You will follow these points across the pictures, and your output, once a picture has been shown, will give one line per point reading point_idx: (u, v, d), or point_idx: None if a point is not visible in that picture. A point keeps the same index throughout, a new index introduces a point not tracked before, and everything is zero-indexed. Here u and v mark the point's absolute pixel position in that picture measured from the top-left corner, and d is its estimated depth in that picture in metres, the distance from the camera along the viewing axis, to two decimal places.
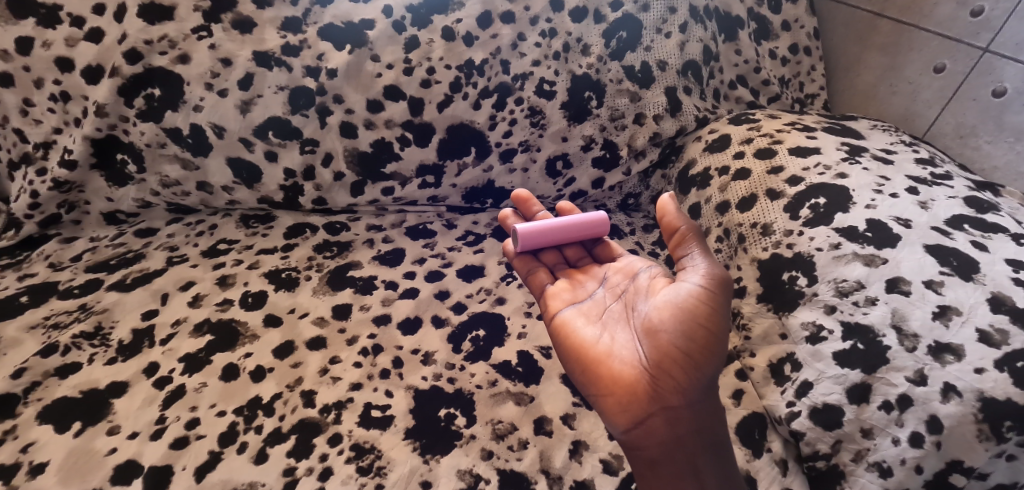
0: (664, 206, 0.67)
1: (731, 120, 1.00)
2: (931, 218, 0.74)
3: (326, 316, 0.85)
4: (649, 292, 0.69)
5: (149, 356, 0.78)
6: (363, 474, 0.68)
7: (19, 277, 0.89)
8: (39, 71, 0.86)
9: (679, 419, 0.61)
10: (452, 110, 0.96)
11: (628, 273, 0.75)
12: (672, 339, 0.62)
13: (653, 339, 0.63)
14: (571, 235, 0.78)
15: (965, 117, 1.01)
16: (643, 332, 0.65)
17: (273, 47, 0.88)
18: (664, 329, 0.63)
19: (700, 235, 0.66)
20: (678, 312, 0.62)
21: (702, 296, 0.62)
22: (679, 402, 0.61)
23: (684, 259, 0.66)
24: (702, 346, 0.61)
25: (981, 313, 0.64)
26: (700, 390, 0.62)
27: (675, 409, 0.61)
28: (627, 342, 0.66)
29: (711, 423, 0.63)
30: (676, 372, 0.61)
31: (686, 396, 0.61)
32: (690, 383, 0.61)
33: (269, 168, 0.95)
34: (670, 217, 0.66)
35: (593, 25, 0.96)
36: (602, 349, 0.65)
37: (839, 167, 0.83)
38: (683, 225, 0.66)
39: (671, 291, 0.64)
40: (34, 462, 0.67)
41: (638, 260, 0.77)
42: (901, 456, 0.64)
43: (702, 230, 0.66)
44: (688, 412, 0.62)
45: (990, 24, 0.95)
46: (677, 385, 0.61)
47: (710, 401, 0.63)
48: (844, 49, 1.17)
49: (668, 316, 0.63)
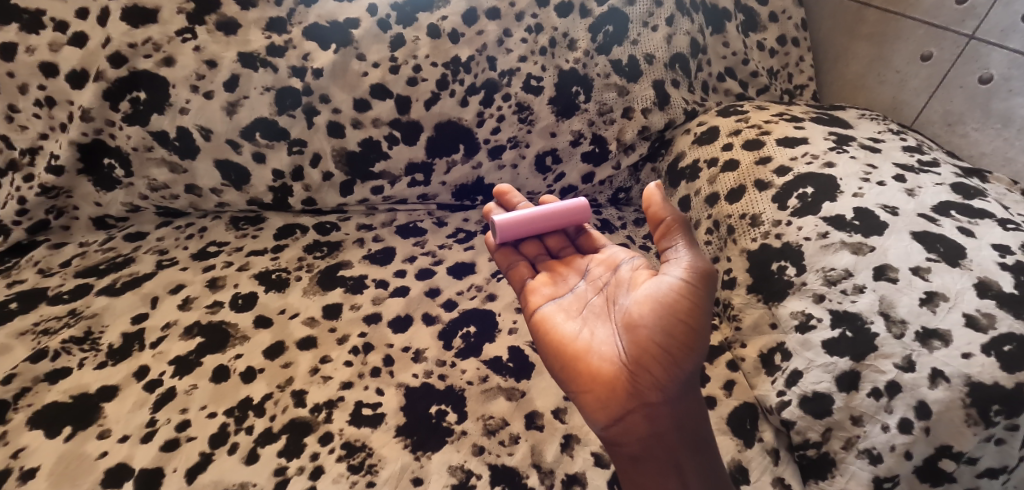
0: (650, 196, 0.66)
1: (719, 112, 1.00)
2: (918, 205, 0.74)
3: (316, 316, 0.84)
4: (632, 286, 0.69)
5: (139, 360, 0.78)
6: (354, 472, 0.68)
7: (9, 283, 0.88)
8: (23, 77, 0.86)
9: (660, 415, 0.61)
10: (440, 108, 0.95)
11: (610, 265, 0.75)
12: (652, 335, 0.62)
13: (633, 334, 0.63)
14: (552, 223, 0.78)
15: (953, 104, 1.01)
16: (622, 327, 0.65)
17: (258, 48, 0.88)
18: (644, 324, 0.62)
19: (686, 226, 0.66)
20: (659, 307, 0.62)
21: (684, 290, 0.62)
22: (659, 398, 0.61)
23: (669, 251, 0.65)
24: (682, 341, 0.61)
25: (967, 298, 0.64)
26: (681, 386, 0.62)
27: (655, 405, 0.61)
28: (607, 337, 0.66)
29: (693, 419, 0.63)
30: (656, 368, 0.61)
31: (667, 392, 0.61)
32: (670, 379, 0.61)
33: (257, 170, 0.95)
34: (656, 208, 0.66)
35: (579, 20, 0.96)
36: (581, 344, 0.65)
37: (826, 156, 0.83)
38: (669, 216, 0.65)
39: (653, 285, 0.64)
40: (25, 467, 0.67)
41: (620, 252, 0.76)
42: (891, 442, 0.64)
43: (687, 221, 0.66)
44: (670, 408, 0.61)
45: (975, 10, 0.95)
46: (657, 381, 0.61)
47: (691, 396, 0.63)
48: (833, 40, 1.17)
49: (648, 310, 0.63)
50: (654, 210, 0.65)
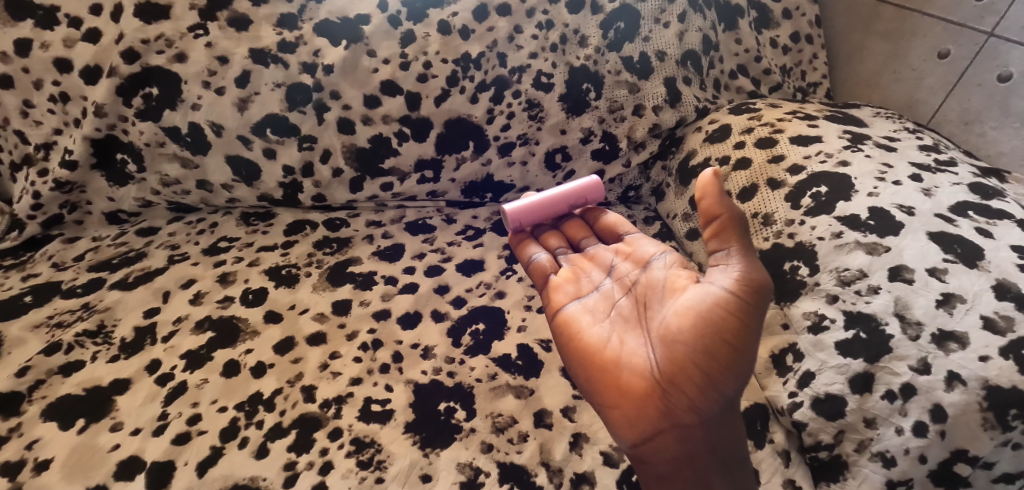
0: (704, 189, 0.60)
1: (731, 109, 0.99)
2: (935, 204, 0.73)
3: (326, 312, 0.85)
4: (669, 292, 0.65)
5: (151, 354, 0.79)
6: (363, 468, 0.68)
7: (23, 277, 0.89)
8: (38, 72, 0.86)
9: (692, 436, 0.60)
10: (450, 104, 0.95)
11: (638, 262, 0.73)
12: (689, 353, 0.58)
13: (667, 348, 0.60)
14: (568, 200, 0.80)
15: (970, 103, 0.99)
16: (656, 339, 0.62)
17: (269, 45, 0.88)
18: (682, 341, 0.59)
19: (742, 224, 0.60)
20: (700, 322, 0.58)
21: (730, 306, 0.57)
22: (692, 420, 0.59)
23: (718, 253, 0.61)
24: (723, 363, 0.58)
25: (986, 300, 0.63)
26: (716, 406, 0.59)
27: (687, 426, 0.59)
28: (638, 348, 0.63)
29: (726, 438, 0.62)
30: (690, 390, 0.58)
31: (701, 414, 0.59)
32: (706, 400, 0.59)
33: (268, 165, 0.95)
34: (710, 203, 0.60)
35: (590, 16, 0.95)
36: (611, 354, 0.64)
37: (841, 154, 0.82)
38: (722, 212, 0.59)
39: (694, 295, 0.60)
40: (39, 458, 0.67)
41: (650, 246, 0.74)
42: (905, 446, 0.63)
43: (742, 219, 0.60)
44: (702, 429, 0.60)
45: (994, 7, 0.93)
46: (691, 403, 0.59)
47: (728, 414, 0.61)
48: (848, 36, 1.15)
49: (687, 325, 0.59)
50: (708, 204, 0.59)
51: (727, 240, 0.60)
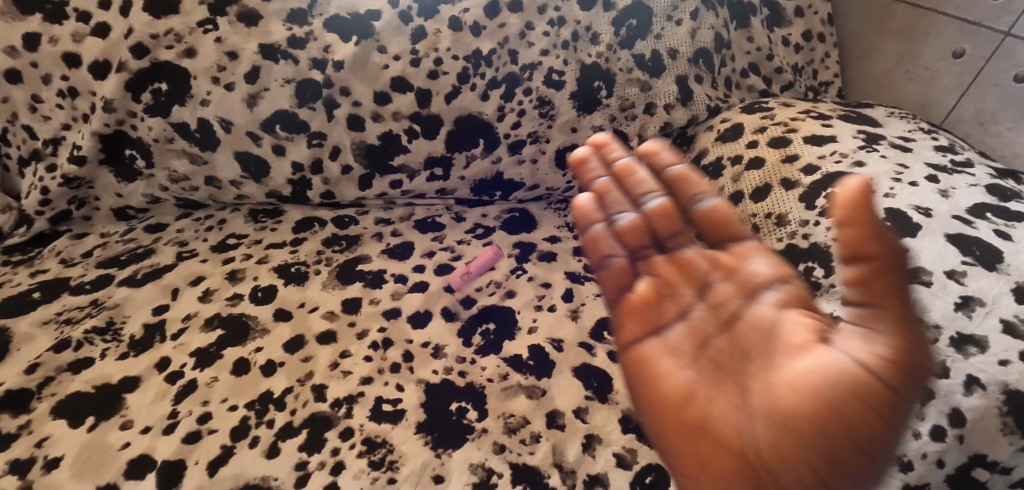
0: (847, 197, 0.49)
1: (743, 108, 0.98)
2: (952, 206, 0.72)
3: (336, 310, 0.84)
4: (790, 350, 0.53)
5: (161, 351, 0.78)
6: (375, 468, 0.67)
7: (31, 273, 0.88)
8: (46, 67, 0.86)
9: None
10: (460, 101, 0.94)
11: (744, 289, 0.60)
12: (804, 444, 0.49)
13: (774, 428, 0.51)
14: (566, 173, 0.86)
15: (985, 103, 0.99)
16: (755, 401, 0.53)
17: (278, 40, 0.87)
18: (797, 427, 0.49)
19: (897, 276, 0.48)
20: (823, 411, 0.48)
21: (869, 399, 0.47)
22: None
23: (868, 318, 0.48)
24: (847, 463, 0.48)
25: (1005, 304, 0.62)
26: None
27: None
28: (736, 414, 0.54)
29: None
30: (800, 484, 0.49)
31: None
32: None
33: (277, 162, 0.95)
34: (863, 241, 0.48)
35: (603, 13, 0.94)
36: (704, 417, 0.56)
37: (856, 155, 0.81)
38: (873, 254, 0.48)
39: (820, 370, 0.49)
40: (49, 456, 0.67)
41: (761, 267, 0.60)
42: (922, 450, 0.62)
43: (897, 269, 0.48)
44: None
45: (1010, 6, 0.93)
46: None
47: None
48: (860, 35, 1.14)
49: (803, 409, 0.49)
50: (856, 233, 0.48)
51: (879, 296, 0.48)
